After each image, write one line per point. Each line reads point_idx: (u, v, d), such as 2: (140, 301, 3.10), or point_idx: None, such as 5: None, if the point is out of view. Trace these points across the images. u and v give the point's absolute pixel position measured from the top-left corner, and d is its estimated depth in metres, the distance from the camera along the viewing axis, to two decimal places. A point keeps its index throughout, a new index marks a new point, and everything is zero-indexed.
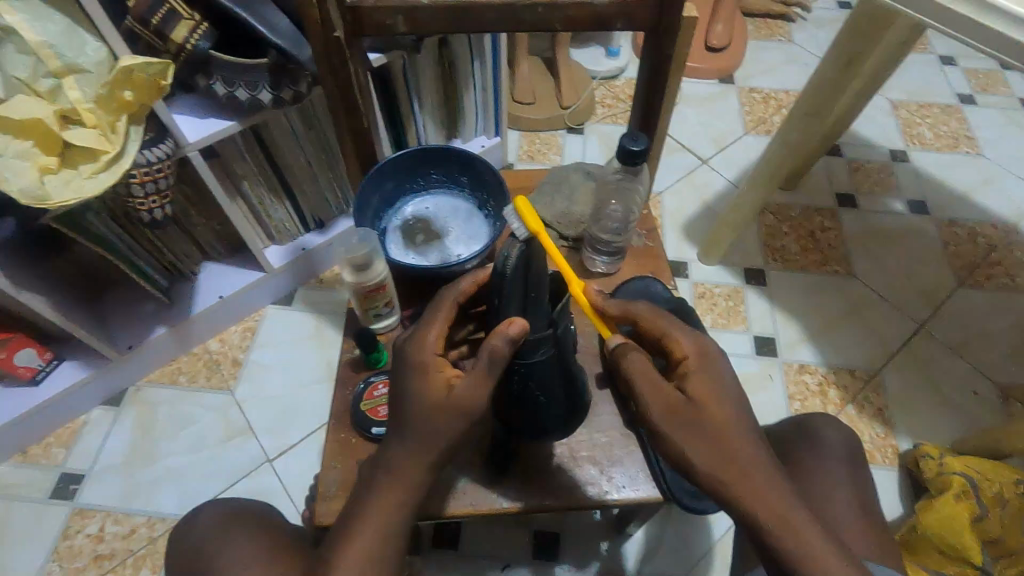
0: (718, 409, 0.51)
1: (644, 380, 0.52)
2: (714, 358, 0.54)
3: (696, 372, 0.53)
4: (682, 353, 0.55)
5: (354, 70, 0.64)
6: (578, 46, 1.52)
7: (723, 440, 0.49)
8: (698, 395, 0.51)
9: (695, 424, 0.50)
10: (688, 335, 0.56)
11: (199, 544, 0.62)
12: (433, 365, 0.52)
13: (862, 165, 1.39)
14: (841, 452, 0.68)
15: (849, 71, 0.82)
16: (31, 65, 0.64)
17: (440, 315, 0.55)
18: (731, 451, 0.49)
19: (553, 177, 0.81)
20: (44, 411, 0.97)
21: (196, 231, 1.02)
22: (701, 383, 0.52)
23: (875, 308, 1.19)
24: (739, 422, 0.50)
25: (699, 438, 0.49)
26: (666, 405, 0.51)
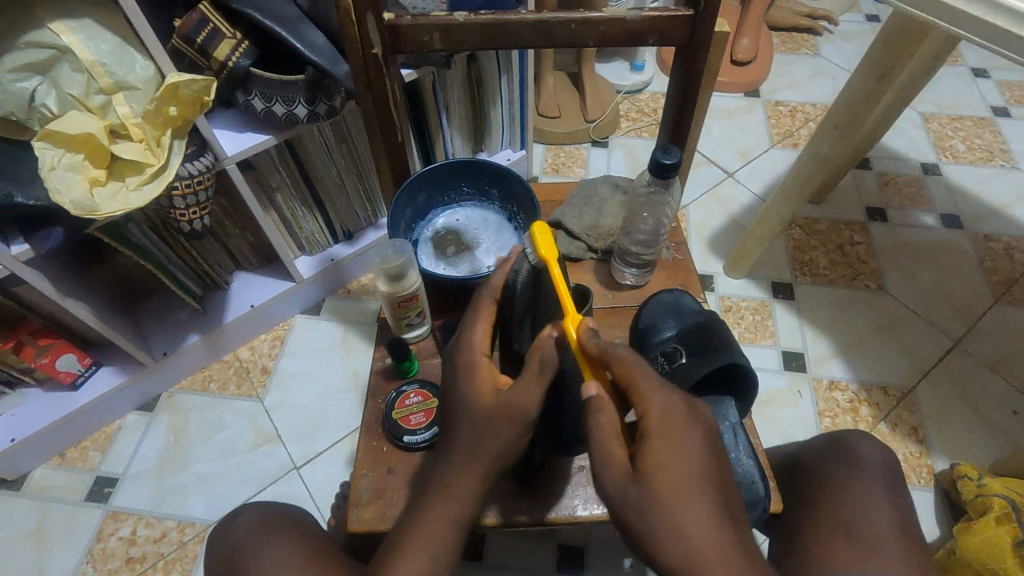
0: (679, 488, 0.44)
1: (602, 445, 0.46)
2: (682, 420, 0.47)
3: (658, 441, 0.46)
4: (645, 413, 0.47)
5: (390, 84, 0.66)
6: (603, 60, 1.54)
7: (682, 527, 0.43)
8: (657, 470, 0.44)
9: (650, 505, 0.43)
10: (659, 391, 0.48)
11: (237, 547, 0.64)
12: (481, 367, 0.54)
13: (892, 178, 1.37)
14: (877, 471, 0.67)
15: (882, 85, 0.81)
16: (84, 83, 0.68)
17: (483, 317, 0.56)
18: (691, 540, 0.42)
19: (582, 190, 0.82)
20: (82, 415, 1.00)
21: (231, 241, 1.05)
22: (662, 455, 0.45)
23: (907, 324, 1.17)
24: (697, 504, 0.43)
25: (656, 523, 0.43)
26: (620, 477, 0.45)
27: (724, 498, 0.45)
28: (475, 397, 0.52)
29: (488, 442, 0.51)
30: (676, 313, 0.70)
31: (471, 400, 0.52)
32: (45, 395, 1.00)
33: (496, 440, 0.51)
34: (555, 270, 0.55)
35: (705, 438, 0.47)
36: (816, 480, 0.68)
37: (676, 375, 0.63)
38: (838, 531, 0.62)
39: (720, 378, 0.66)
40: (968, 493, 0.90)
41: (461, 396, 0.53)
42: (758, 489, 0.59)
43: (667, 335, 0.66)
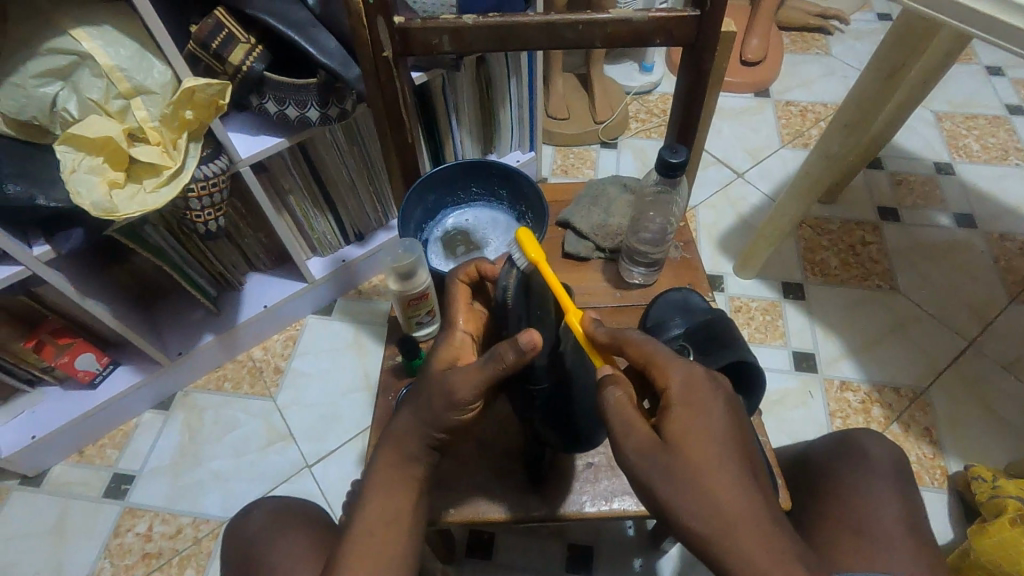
0: (702, 453, 0.42)
1: (623, 418, 0.46)
2: (705, 388, 0.46)
3: (679, 409, 0.45)
4: (666, 385, 0.47)
5: (400, 87, 0.67)
6: (612, 62, 1.54)
7: (708, 491, 0.41)
8: (679, 436, 0.43)
9: (674, 471, 0.42)
10: (678, 362, 0.47)
11: (253, 540, 0.65)
12: (451, 346, 0.56)
13: (905, 177, 1.36)
14: (887, 470, 0.66)
15: (892, 84, 0.81)
16: (104, 88, 0.69)
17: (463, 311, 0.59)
18: (718, 504, 0.41)
19: (590, 190, 0.83)
20: (100, 413, 1.03)
21: (244, 243, 1.06)
22: (684, 422, 0.44)
23: (920, 324, 1.16)
24: (726, 466, 0.42)
25: (680, 489, 0.42)
26: (642, 446, 0.44)
27: (751, 465, 0.43)
28: (436, 359, 0.55)
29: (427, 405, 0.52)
30: (685, 311, 0.70)
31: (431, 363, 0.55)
32: (64, 393, 1.02)
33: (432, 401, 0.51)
34: (546, 271, 0.54)
35: (730, 406, 0.46)
36: (825, 479, 0.68)
37: None
38: (846, 529, 0.62)
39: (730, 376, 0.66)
40: (982, 494, 0.89)
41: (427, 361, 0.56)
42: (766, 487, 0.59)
43: (674, 334, 0.67)
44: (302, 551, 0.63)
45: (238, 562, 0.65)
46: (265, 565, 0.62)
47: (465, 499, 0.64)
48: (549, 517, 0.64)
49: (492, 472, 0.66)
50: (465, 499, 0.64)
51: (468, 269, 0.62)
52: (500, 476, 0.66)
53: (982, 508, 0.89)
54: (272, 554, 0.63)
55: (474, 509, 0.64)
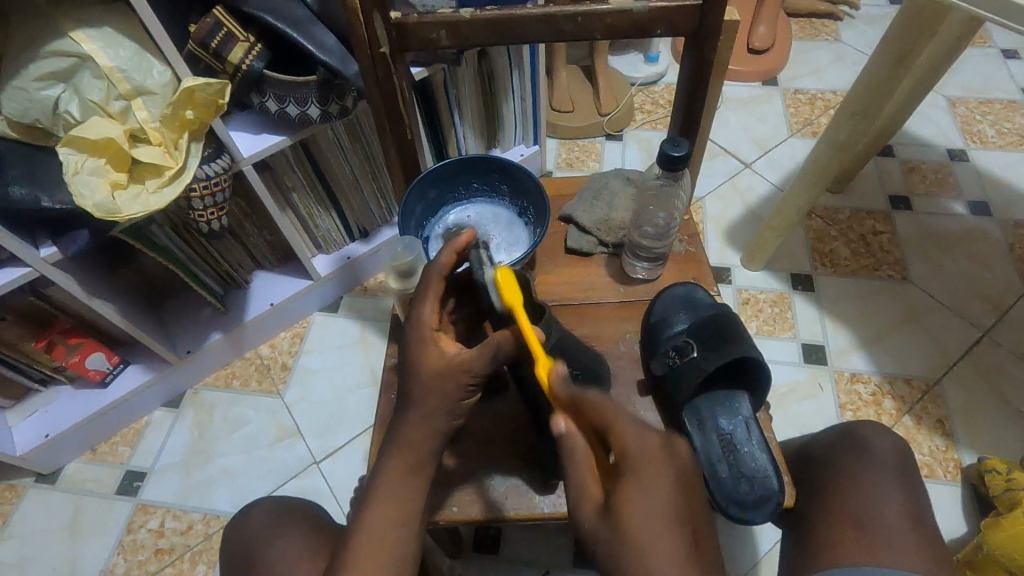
0: (649, 536, 0.44)
1: (579, 483, 0.48)
2: (659, 462, 0.47)
3: (631, 483, 0.46)
4: (620, 449, 0.48)
5: (398, 83, 0.66)
6: (617, 53, 1.52)
7: (652, 567, 0.43)
8: (630, 514, 0.45)
9: (619, 540, 0.45)
10: (636, 431, 0.49)
11: (255, 540, 0.65)
12: (430, 338, 0.55)
13: (917, 165, 1.34)
14: (892, 464, 0.66)
15: (900, 70, 0.79)
16: (104, 89, 0.70)
17: (431, 292, 0.56)
18: (660, 574, 0.43)
19: (593, 184, 0.82)
20: (111, 411, 1.04)
21: (250, 241, 1.06)
22: (636, 500, 0.45)
23: (933, 314, 1.14)
24: (667, 541, 0.44)
25: (627, 559, 0.44)
26: (595, 525, 0.47)
27: (696, 535, 0.45)
28: (423, 362, 0.54)
29: (431, 402, 0.53)
30: (690, 307, 0.72)
31: (419, 365, 0.54)
32: (76, 392, 1.04)
33: (441, 398, 0.53)
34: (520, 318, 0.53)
35: (680, 480, 0.47)
36: (829, 471, 0.67)
37: (688, 368, 0.65)
38: (850, 523, 0.62)
39: (736, 372, 0.69)
40: (996, 487, 0.88)
41: (411, 363, 0.54)
42: (771, 483, 0.62)
43: (677, 330, 0.69)
44: (301, 550, 0.63)
45: (241, 561, 0.65)
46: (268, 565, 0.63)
47: (468, 496, 0.64)
48: (552, 514, 0.64)
49: (494, 469, 0.66)
50: (467, 495, 0.64)
51: (449, 255, 0.58)
52: (503, 473, 0.65)
53: (997, 501, 0.87)
54: (273, 555, 0.63)
55: (479, 506, 0.64)
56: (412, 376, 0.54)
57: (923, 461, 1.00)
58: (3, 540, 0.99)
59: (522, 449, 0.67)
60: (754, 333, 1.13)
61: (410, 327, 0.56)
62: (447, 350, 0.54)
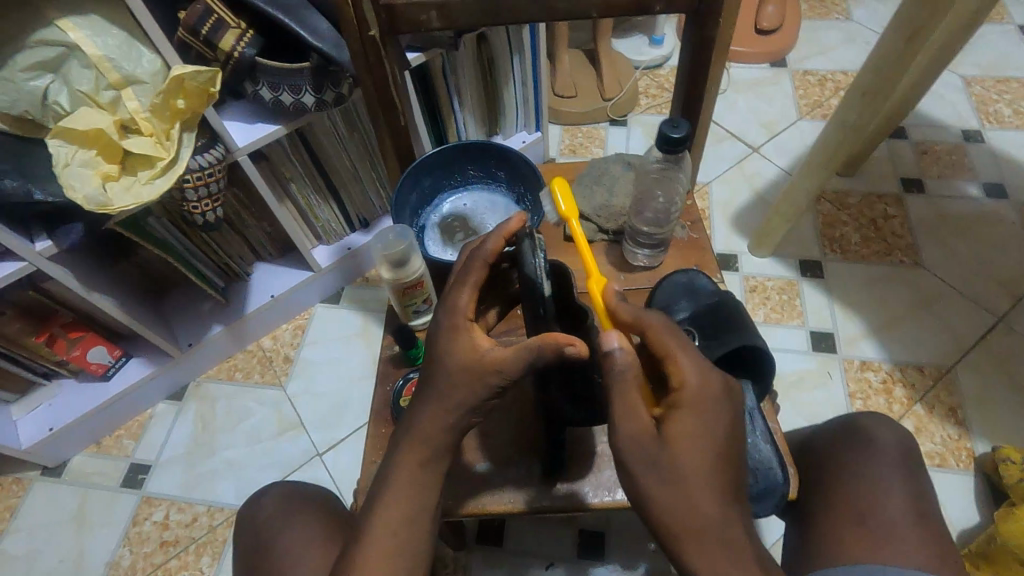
0: (698, 465, 0.42)
1: (623, 393, 0.44)
2: (714, 396, 0.45)
3: (687, 412, 0.44)
4: (681, 381, 0.45)
5: (390, 67, 0.65)
6: (621, 36, 1.49)
7: (693, 496, 0.42)
8: (681, 444, 0.43)
9: (666, 466, 0.43)
10: (694, 363, 0.46)
11: (267, 525, 0.65)
12: (464, 327, 0.52)
13: (930, 147, 1.30)
14: (895, 456, 0.64)
15: (913, 47, 0.76)
16: (93, 79, 0.69)
17: (471, 280, 0.53)
18: (695, 504, 0.42)
19: (593, 169, 0.79)
20: (115, 405, 1.04)
21: (249, 233, 1.05)
22: (689, 432, 0.43)
23: (946, 300, 1.11)
24: (714, 475, 0.43)
25: (667, 489, 0.42)
26: (637, 438, 0.43)
27: (735, 478, 0.44)
28: (453, 351, 0.51)
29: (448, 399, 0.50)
30: (693, 294, 0.69)
31: (449, 354, 0.51)
32: (79, 386, 1.04)
33: (465, 394, 0.50)
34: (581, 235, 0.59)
35: (731, 419, 0.46)
36: (829, 466, 0.65)
37: None
38: (850, 519, 0.60)
39: (741, 362, 0.67)
40: (1011, 476, 0.86)
41: (441, 350, 0.52)
42: (776, 475, 0.60)
43: (679, 319, 0.67)
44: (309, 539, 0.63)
45: (252, 548, 0.65)
46: (277, 554, 0.62)
47: (467, 489, 0.63)
48: (551, 507, 0.63)
49: (493, 463, 0.65)
50: (466, 488, 0.63)
51: (497, 240, 0.54)
52: (502, 466, 0.64)
53: (1011, 490, 0.85)
54: (287, 539, 0.63)
55: (478, 499, 0.63)
56: (436, 367, 0.52)
57: (935, 451, 0.98)
58: (11, 533, 1.00)
59: (521, 441, 0.66)
60: (762, 320, 1.11)
61: (444, 312, 0.53)
62: (480, 343, 0.51)
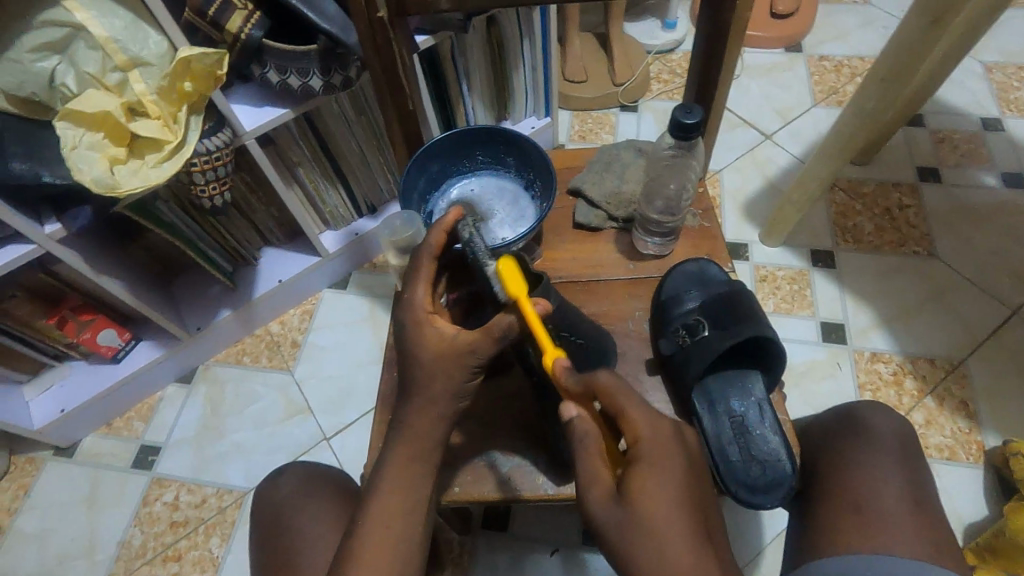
0: (667, 527, 0.42)
1: (588, 465, 0.46)
2: (669, 439, 0.46)
3: (646, 466, 0.44)
4: (636, 437, 0.46)
5: (398, 49, 0.64)
6: (633, 20, 1.46)
7: (666, 554, 0.41)
8: (641, 492, 0.43)
9: (632, 527, 0.42)
10: (648, 415, 0.47)
11: (285, 504, 0.66)
12: (426, 319, 0.53)
13: (949, 135, 1.27)
14: (892, 443, 0.63)
15: (936, 30, 0.74)
16: (99, 60, 0.68)
17: (421, 272, 0.55)
18: (672, 566, 0.41)
19: (603, 155, 0.78)
20: (125, 386, 1.05)
21: (257, 217, 1.05)
22: (649, 480, 0.44)
23: (959, 292, 1.09)
24: (683, 520, 0.42)
25: (636, 546, 0.42)
26: (603, 509, 0.44)
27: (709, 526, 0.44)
28: (423, 344, 0.52)
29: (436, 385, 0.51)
30: (703, 285, 0.69)
31: (420, 348, 0.52)
32: (89, 368, 1.05)
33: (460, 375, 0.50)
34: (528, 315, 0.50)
35: (690, 463, 0.46)
36: (822, 454, 0.65)
37: (697, 347, 0.63)
38: (847, 508, 0.59)
39: (750, 352, 0.66)
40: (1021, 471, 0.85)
41: (410, 344, 0.53)
42: (783, 467, 0.60)
43: (689, 308, 0.67)
44: (324, 526, 0.63)
45: (267, 526, 0.65)
46: (295, 534, 0.63)
47: (473, 478, 0.64)
48: (556, 496, 0.62)
49: (498, 450, 0.65)
50: (474, 476, 0.64)
51: (439, 234, 0.56)
52: (506, 454, 0.65)
53: (1020, 484, 0.85)
54: (303, 521, 0.63)
55: (483, 485, 0.63)
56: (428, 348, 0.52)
57: (945, 443, 0.97)
58: (27, 511, 1.02)
59: (527, 431, 0.66)
60: (771, 310, 1.10)
61: (404, 309, 0.54)
62: (443, 330, 0.52)
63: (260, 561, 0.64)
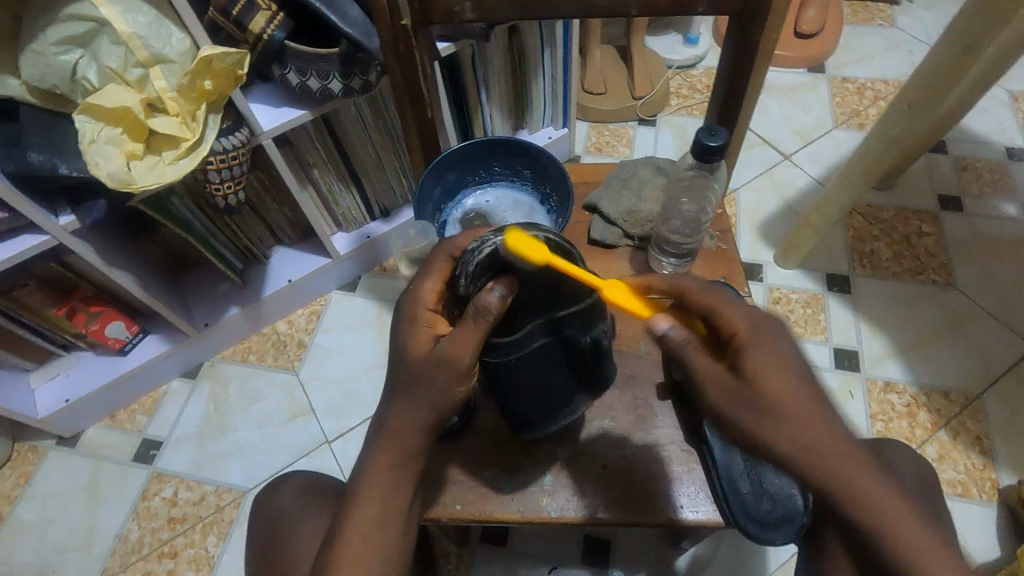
0: (794, 402, 0.44)
1: (700, 365, 0.46)
2: (767, 326, 0.48)
3: (756, 350, 0.46)
4: (733, 328, 0.48)
5: (420, 57, 0.63)
6: (654, 33, 1.45)
7: (797, 427, 0.44)
8: (758, 376, 0.45)
9: (760, 408, 0.45)
10: (733, 304, 0.49)
11: (284, 514, 0.65)
12: (423, 319, 0.51)
13: (971, 163, 1.25)
14: (910, 484, 0.61)
15: (967, 59, 0.73)
16: (122, 56, 0.68)
17: (433, 269, 0.53)
18: (806, 440, 0.44)
19: (622, 171, 0.77)
20: (130, 379, 1.05)
21: (270, 216, 1.05)
22: (763, 366, 0.45)
23: (978, 324, 1.07)
24: (806, 395, 0.45)
25: (769, 425, 0.44)
26: (726, 400, 0.46)
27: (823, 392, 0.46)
28: (410, 344, 0.50)
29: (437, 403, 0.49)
30: None
31: (407, 348, 0.50)
32: (96, 359, 1.05)
33: (448, 377, 0.48)
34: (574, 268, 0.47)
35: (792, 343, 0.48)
36: None
37: None
38: None
39: None
40: None
41: (400, 345, 0.51)
42: (795, 501, 0.58)
43: None
44: (322, 536, 0.62)
45: (265, 535, 0.64)
46: (292, 543, 0.62)
47: (475, 495, 0.62)
48: (560, 519, 0.61)
49: (502, 468, 0.64)
50: (476, 494, 0.62)
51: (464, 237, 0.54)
52: (509, 473, 0.63)
53: None
54: (301, 531, 0.63)
55: (485, 502, 0.62)
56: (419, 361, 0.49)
57: (957, 479, 0.95)
58: (26, 500, 1.02)
59: (532, 451, 0.64)
60: None
61: (407, 300, 0.53)
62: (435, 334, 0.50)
63: (256, 569, 0.64)
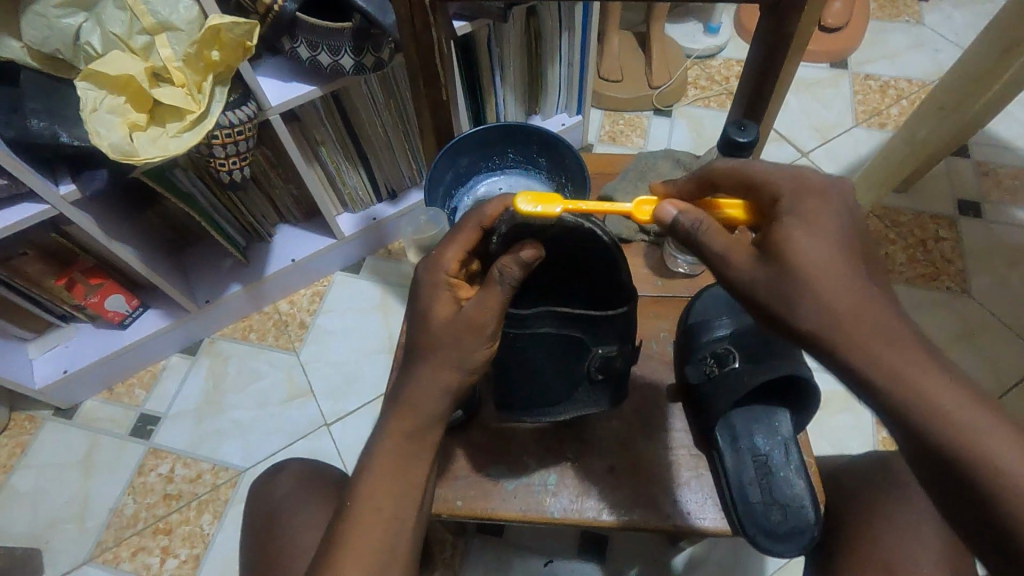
0: (828, 275, 0.39)
1: (720, 242, 0.43)
2: (821, 195, 0.42)
3: (794, 220, 0.41)
4: (774, 195, 0.43)
5: (437, 36, 0.61)
6: (674, 21, 1.41)
7: (830, 301, 0.39)
8: (789, 245, 0.40)
9: (793, 280, 0.40)
10: (779, 171, 0.44)
11: (281, 501, 0.64)
12: (445, 283, 0.49)
13: (992, 169, 1.22)
14: (924, 500, 0.60)
15: None
16: (127, 22, 0.66)
17: (462, 233, 0.49)
18: (832, 305, 0.39)
19: (639, 163, 0.75)
20: (129, 353, 1.04)
21: (275, 194, 1.03)
22: (800, 236, 0.40)
23: (992, 334, 1.05)
24: (849, 270, 0.39)
25: (800, 298, 0.40)
26: (746, 270, 0.42)
27: (869, 260, 0.41)
28: (432, 311, 0.48)
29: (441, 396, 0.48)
30: (734, 309, 0.67)
31: (428, 316, 0.48)
32: (96, 331, 1.04)
33: (466, 350, 0.47)
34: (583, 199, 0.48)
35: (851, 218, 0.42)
36: (850, 505, 0.62)
37: (725, 378, 0.61)
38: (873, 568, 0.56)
39: (779, 387, 0.62)
40: None
41: (421, 312, 0.49)
42: (806, 514, 0.57)
43: (720, 337, 0.64)
44: (318, 525, 0.61)
45: (261, 522, 0.64)
46: (288, 531, 0.61)
47: (476, 490, 0.61)
48: (562, 519, 0.60)
49: (505, 464, 0.62)
50: (477, 489, 0.61)
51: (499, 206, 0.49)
52: (511, 470, 0.62)
53: None
54: (298, 519, 0.62)
55: (486, 499, 0.61)
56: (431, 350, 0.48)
57: None
58: (21, 469, 1.01)
59: (536, 448, 0.63)
60: None
61: (427, 267, 0.49)
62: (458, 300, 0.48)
63: (250, 554, 0.63)
